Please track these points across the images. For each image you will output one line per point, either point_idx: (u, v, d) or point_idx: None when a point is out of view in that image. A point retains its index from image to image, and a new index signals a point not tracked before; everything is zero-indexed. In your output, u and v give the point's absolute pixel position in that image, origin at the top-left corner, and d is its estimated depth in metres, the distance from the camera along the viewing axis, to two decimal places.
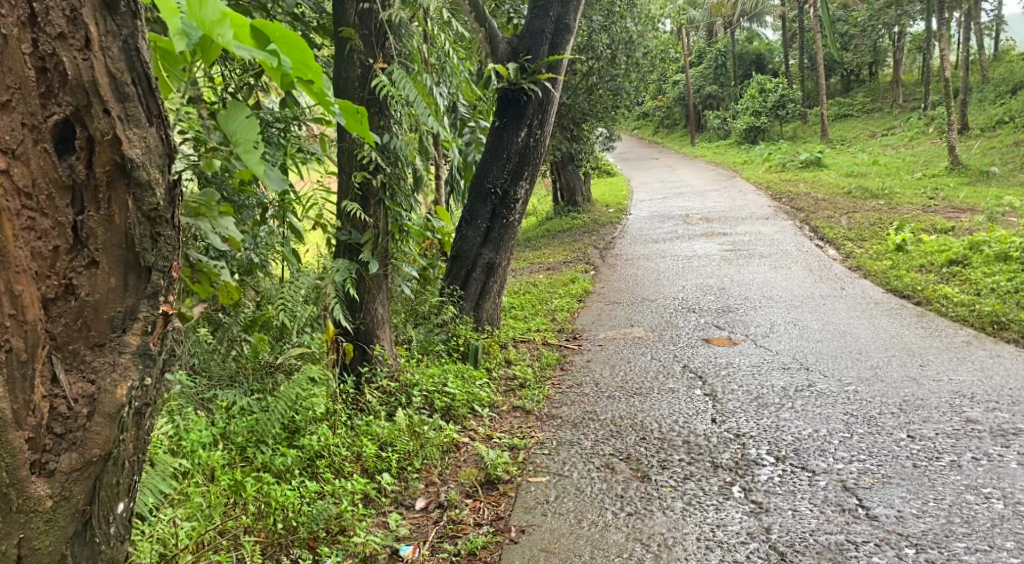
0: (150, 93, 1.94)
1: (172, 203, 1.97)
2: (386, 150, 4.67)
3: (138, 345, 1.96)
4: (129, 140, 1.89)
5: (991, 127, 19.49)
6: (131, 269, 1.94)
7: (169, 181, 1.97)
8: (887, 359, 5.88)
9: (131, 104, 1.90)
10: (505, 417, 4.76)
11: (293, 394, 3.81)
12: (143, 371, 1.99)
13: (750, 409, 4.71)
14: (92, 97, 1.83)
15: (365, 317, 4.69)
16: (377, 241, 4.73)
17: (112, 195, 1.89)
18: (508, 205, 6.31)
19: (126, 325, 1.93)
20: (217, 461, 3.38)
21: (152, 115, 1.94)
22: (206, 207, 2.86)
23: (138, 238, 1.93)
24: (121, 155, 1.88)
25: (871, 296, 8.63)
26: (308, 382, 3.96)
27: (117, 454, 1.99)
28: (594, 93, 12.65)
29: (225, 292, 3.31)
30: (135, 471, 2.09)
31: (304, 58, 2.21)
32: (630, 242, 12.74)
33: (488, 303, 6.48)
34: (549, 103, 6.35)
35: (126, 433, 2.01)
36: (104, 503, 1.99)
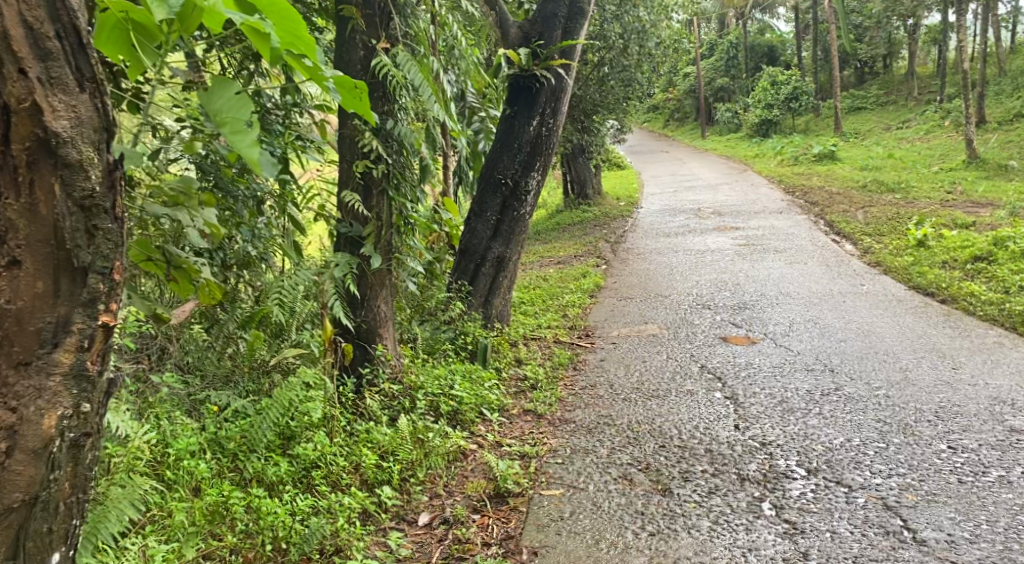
0: (79, 51, 1.84)
1: (106, 185, 1.89)
2: (390, 137, 4.41)
3: (70, 365, 1.90)
4: (54, 111, 1.80)
5: (1008, 121, 19.13)
6: (63, 271, 1.87)
7: (103, 159, 1.88)
8: (917, 360, 5.59)
9: (54, 66, 1.80)
10: (515, 421, 4.50)
11: (288, 399, 3.52)
12: (78, 396, 1.93)
13: (776, 415, 4.44)
14: (6, 58, 1.74)
15: (367, 315, 4.42)
16: (380, 234, 4.48)
17: (35, 177, 1.81)
18: (519, 197, 6.03)
19: (57, 339, 1.87)
20: (203, 474, 3.14)
21: (83, 81, 1.84)
22: (183, 195, 2.65)
23: (69, 232, 1.85)
24: (44, 128, 1.79)
25: (893, 293, 8.34)
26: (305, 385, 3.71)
27: (47, 497, 1.92)
28: (605, 84, 12.35)
29: (207, 290, 3.01)
30: (74, 513, 2.00)
31: (294, 28, 1.89)
32: (641, 236, 12.45)
33: (498, 299, 6.19)
34: (561, 91, 6.08)
35: (61, 470, 1.94)
36: (31, 555, 1.91)
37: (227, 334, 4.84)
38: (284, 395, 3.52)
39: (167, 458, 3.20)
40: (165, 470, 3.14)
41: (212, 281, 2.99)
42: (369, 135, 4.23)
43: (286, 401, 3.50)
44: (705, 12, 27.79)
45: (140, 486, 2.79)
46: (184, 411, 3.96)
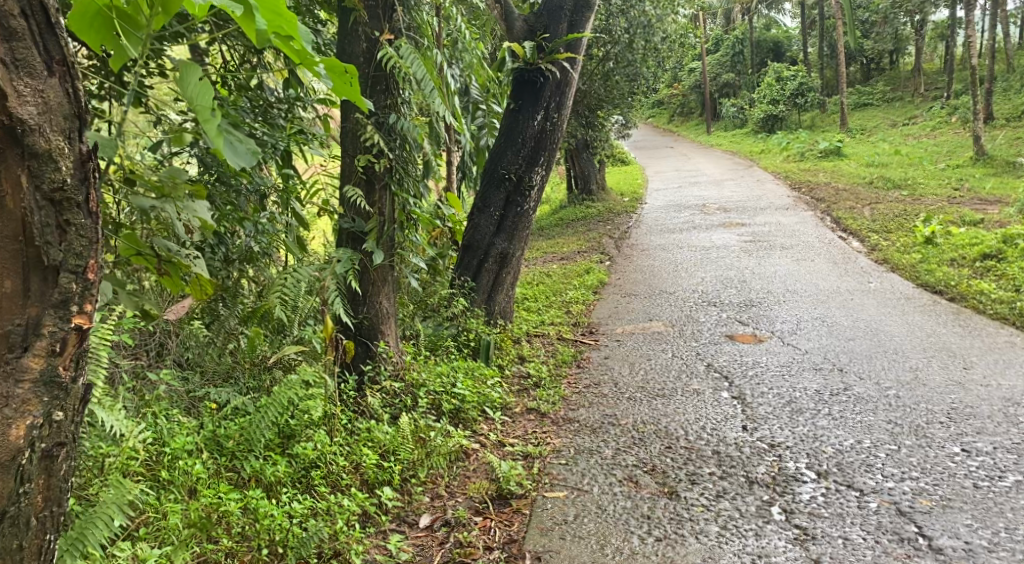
0: (47, 33, 1.94)
1: (75, 173, 1.98)
2: (392, 131, 4.32)
3: (39, 370, 1.99)
4: (21, 95, 1.90)
5: (1016, 118, 18.98)
6: (34, 269, 1.97)
7: (72, 147, 1.97)
8: (927, 360, 5.50)
9: (22, 49, 1.90)
10: (519, 420, 4.42)
11: (288, 397, 3.51)
12: (50, 404, 2.02)
13: (784, 415, 4.36)
14: None
15: (369, 311, 4.35)
16: (382, 229, 4.39)
17: (5, 165, 1.91)
18: (523, 192, 5.95)
19: (27, 342, 1.97)
20: (198, 474, 3.07)
21: (50, 64, 1.94)
22: (168, 186, 2.55)
23: (39, 224, 1.95)
24: (10, 115, 1.89)
25: (900, 291, 8.25)
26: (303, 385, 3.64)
27: (18, 512, 2.00)
28: (610, 78, 12.24)
29: (199, 286, 2.79)
30: (49, 529, 2.09)
31: (277, 9, 1.98)
32: (645, 232, 12.36)
33: (501, 296, 6.11)
34: (567, 85, 6.00)
35: (31, 483, 2.02)
36: None
37: (228, 330, 4.77)
38: (282, 393, 3.51)
39: (162, 460, 3.14)
40: (161, 470, 3.08)
41: (202, 276, 2.78)
42: (371, 129, 4.15)
43: (283, 400, 3.47)
44: (711, 7, 27.61)
45: (133, 488, 2.74)
46: (182, 409, 3.90)
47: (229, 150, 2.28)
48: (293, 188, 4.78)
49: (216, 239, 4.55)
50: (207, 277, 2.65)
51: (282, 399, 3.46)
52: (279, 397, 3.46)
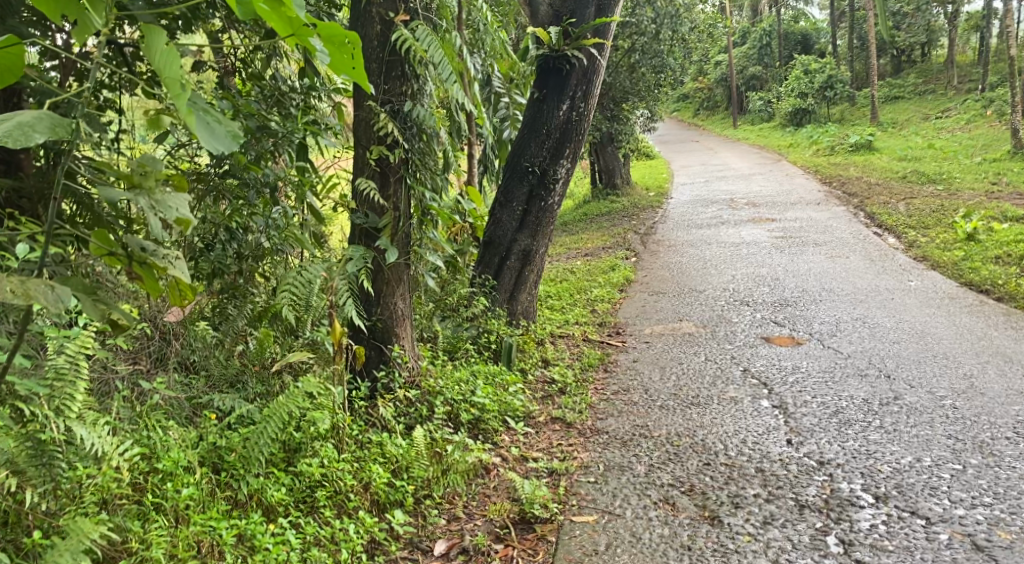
0: None
1: None
2: (408, 120, 4.01)
3: None
4: None
5: None
6: None
7: None
8: (981, 367, 5.12)
9: None
10: (543, 430, 4.11)
11: (286, 413, 3.11)
12: None
13: (831, 428, 4.01)
14: None
15: (383, 313, 4.04)
16: (398, 225, 4.09)
17: None
18: (547, 186, 5.62)
19: None
20: (185, 500, 2.79)
21: None
22: (139, 176, 2.27)
23: None
24: None
25: (943, 290, 7.84)
26: (310, 394, 3.28)
27: None
28: (636, 70, 11.88)
29: (177, 290, 2.59)
30: None
31: None
32: (672, 227, 12.00)
33: (523, 295, 5.79)
34: (594, 72, 5.66)
35: None
36: None
37: (237, 332, 4.49)
38: (284, 402, 3.15)
39: (155, 478, 2.87)
40: (144, 496, 2.80)
41: (181, 279, 2.58)
42: (385, 117, 3.84)
43: (284, 414, 3.12)
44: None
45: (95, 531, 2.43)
46: (181, 419, 3.59)
47: (204, 133, 2.15)
48: (308, 181, 4.54)
49: (227, 234, 4.41)
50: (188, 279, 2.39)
51: (285, 410, 3.12)
52: (280, 408, 3.10)
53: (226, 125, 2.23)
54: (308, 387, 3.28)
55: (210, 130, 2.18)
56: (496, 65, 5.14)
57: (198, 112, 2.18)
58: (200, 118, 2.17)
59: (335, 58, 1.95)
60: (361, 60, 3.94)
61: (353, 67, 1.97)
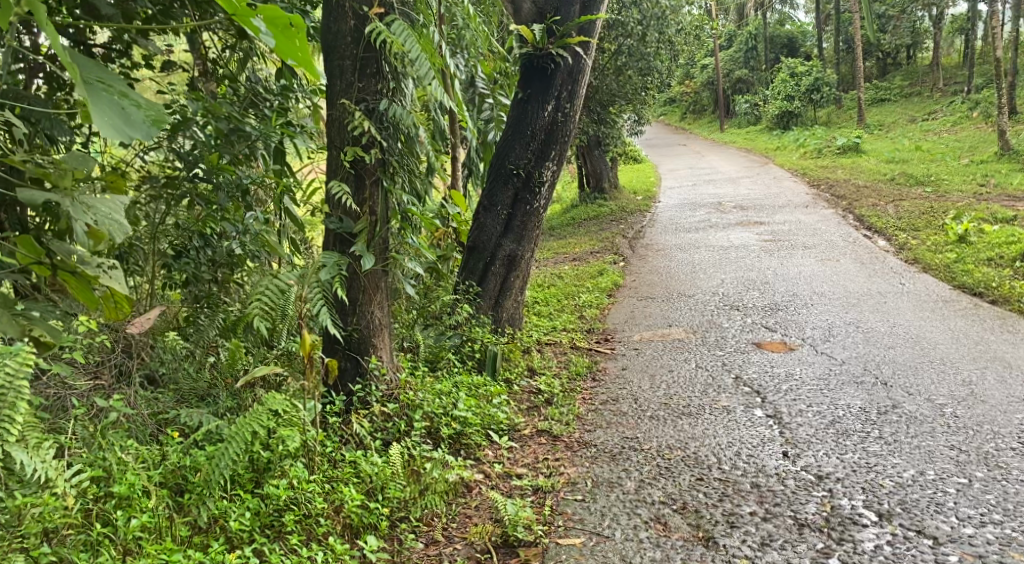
0: None
1: None
2: (385, 119, 3.83)
3: None
4: None
5: None
6: None
7: None
8: (980, 373, 4.97)
9: None
10: (528, 444, 3.91)
11: (248, 432, 2.93)
12: None
13: (829, 440, 3.84)
14: None
15: (359, 322, 3.84)
16: (375, 230, 3.91)
17: None
18: (532, 189, 5.44)
19: None
20: (133, 531, 2.63)
21: None
22: (54, 175, 2.20)
23: None
24: None
25: (936, 293, 7.70)
26: (271, 415, 3.10)
27: None
28: (622, 73, 11.73)
29: (112, 302, 2.35)
30: None
31: None
32: (660, 231, 11.83)
33: (509, 301, 5.58)
34: (579, 72, 5.50)
35: None
36: None
37: (205, 344, 4.35)
38: (247, 420, 2.97)
39: (110, 506, 2.74)
40: (90, 525, 2.67)
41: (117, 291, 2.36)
42: (359, 116, 3.67)
43: (247, 434, 2.94)
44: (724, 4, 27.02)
45: None
46: (142, 436, 3.41)
47: (108, 121, 1.92)
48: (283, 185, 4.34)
49: (201, 241, 4.39)
50: (123, 289, 2.26)
51: (249, 429, 2.94)
52: (244, 428, 2.92)
53: (139, 111, 1.98)
54: (271, 405, 3.10)
55: (123, 117, 1.95)
56: (479, 67, 5.03)
57: (106, 95, 1.94)
58: (109, 103, 1.94)
59: (282, 42, 1.95)
60: (334, 57, 3.76)
61: (300, 52, 1.97)
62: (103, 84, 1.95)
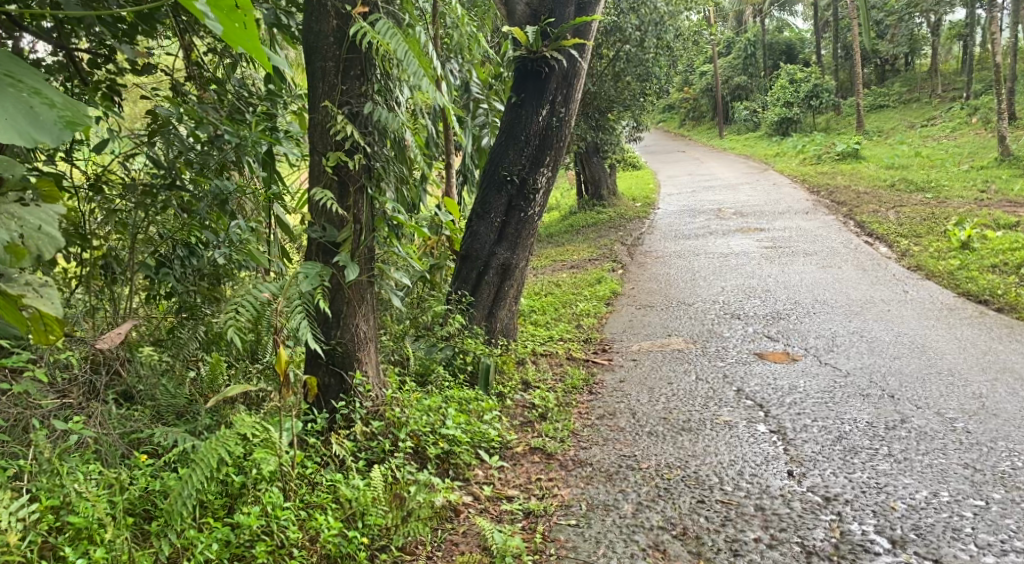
0: None
1: None
2: (369, 123, 3.64)
3: None
4: None
5: None
6: None
7: None
8: (991, 386, 4.79)
9: None
10: (520, 463, 3.74)
11: (214, 458, 2.80)
12: None
13: (836, 457, 3.66)
14: None
15: (343, 336, 3.63)
16: (359, 240, 3.68)
17: None
18: (526, 196, 5.27)
19: None
20: None
21: None
22: None
23: None
24: None
25: (941, 301, 7.53)
26: (240, 439, 2.96)
27: None
28: (620, 79, 11.57)
29: (42, 325, 2.55)
30: None
31: None
32: (659, 238, 11.67)
33: (503, 311, 5.39)
34: (574, 75, 5.33)
35: None
36: None
37: (186, 356, 4.14)
38: (214, 445, 2.83)
39: (65, 539, 2.65)
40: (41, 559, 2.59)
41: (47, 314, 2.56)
42: (342, 119, 3.48)
43: (213, 461, 2.80)
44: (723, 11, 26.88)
45: None
46: (112, 458, 3.25)
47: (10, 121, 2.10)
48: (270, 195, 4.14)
49: (186, 250, 4.27)
50: (52, 306, 2.46)
51: (215, 455, 2.81)
52: (209, 454, 2.78)
53: (59, 111, 2.20)
54: (240, 429, 2.96)
55: (31, 117, 2.15)
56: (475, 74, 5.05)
57: (16, 97, 2.14)
58: (17, 105, 2.13)
59: (229, 27, 2.14)
60: (316, 58, 3.57)
61: (247, 39, 2.17)
62: (16, 86, 2.15)
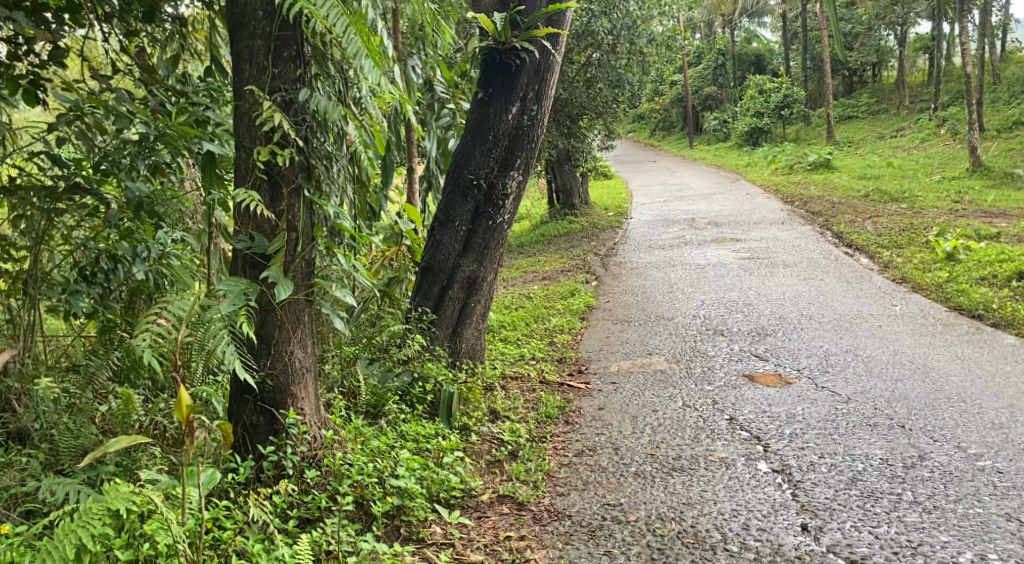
0: None
1: None
2: (305, 112, 3.05)
3: None
4: None
5: (1007, 129, 18.02)
6: None
7: None
8: (1010, 414, 4.34)
9: None
10: (485, 514, 3.19)
11: (74, 541, 2.33)
12: None
13: (855, 506, 3.16)
14: None
15: (275, 366, 3.05)
16: (294, 250, 3.08)
17: None
18: (495, 202, 4.71)
19: None
20: None
21: None
22: None
23: None
24: None
25: (933, 315, 7.10)
26: (111, 519, 2.46)
27: None
28: (593, 85, 11.02)
29: None
30: None
31: None
32: (633, 248, 11.17)
33: (469, 332, 4.79)
34: (547, 70, 4.80)
35: None
36: None
37: (96, 387, 3.44)
38: (73, 528, 2.37)
39: None
40: None
41: None
42: (271, 107, 2.89)
43: (71, 546, 2.33)
44: None
45: None
46: None
47: None
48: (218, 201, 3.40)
49: (110, 262, 3.61)
50: None
51: (73, 541, 2.34)
52: (64, 540, 2.32)
53: None
54: (111, 504, 2.46)
55: None
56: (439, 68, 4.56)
57: None
58: None
59: None
60: (243, 35, 2.99)
61: None
62: None
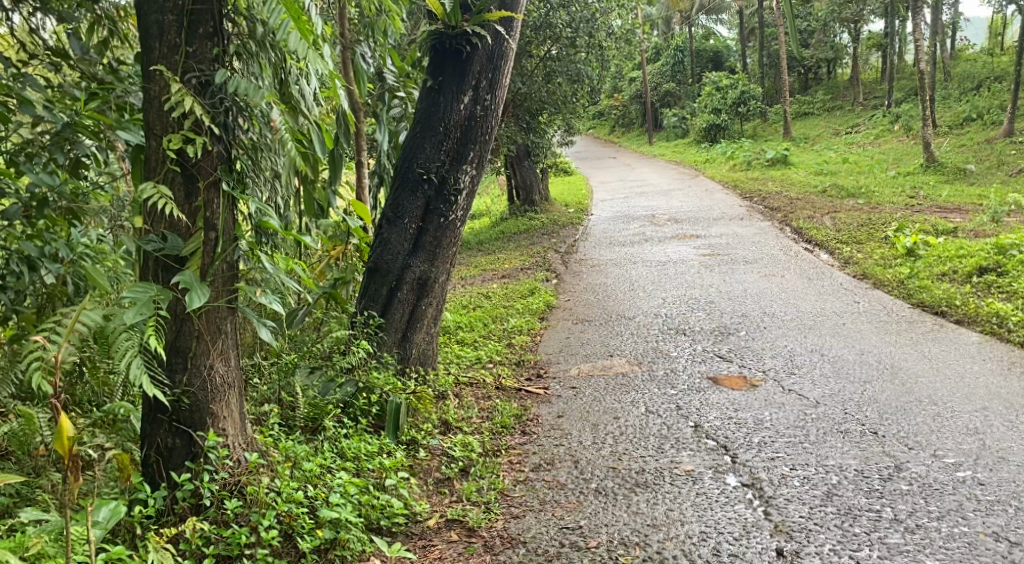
0: None
1: None
2: (222, 96, 2.71)
3: None
4: None
5: (959, 125, 18.15)
6: None
7: None
8: (984, 418, 4.16)
9: None
10: (430, 545, 2.95)
11: None
12: None
13: (835, 530, 2.93)
14: None
15: (192, 382, 2.73)
16: (214, 252, 2.74)
17: None
18: (446, 198, 4.40)
19: None
20: None
21: None
22: None
23: None
24: None
25: (896, 312, 6.95)
26: None
27: None
28: (551, 80, 10.71)
29: None
30: None
31: None
32: (592, 245, 10.92)
33: (420, 337, 4.47)
34: (501, 57, 4.51)
35: None
36: None
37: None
38: None
39: None
40: None
41: None
42: (181, 90, 2.55)
43: None
44: None
45: None
46: None
47: None
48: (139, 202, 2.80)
49: (25, 264, 3.18)
50: None
51: None
52: None
53: None
54: None
55: None
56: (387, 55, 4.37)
57: None
58: None
59: None
60: (152, 9, 2.64)
61: None
62: None
